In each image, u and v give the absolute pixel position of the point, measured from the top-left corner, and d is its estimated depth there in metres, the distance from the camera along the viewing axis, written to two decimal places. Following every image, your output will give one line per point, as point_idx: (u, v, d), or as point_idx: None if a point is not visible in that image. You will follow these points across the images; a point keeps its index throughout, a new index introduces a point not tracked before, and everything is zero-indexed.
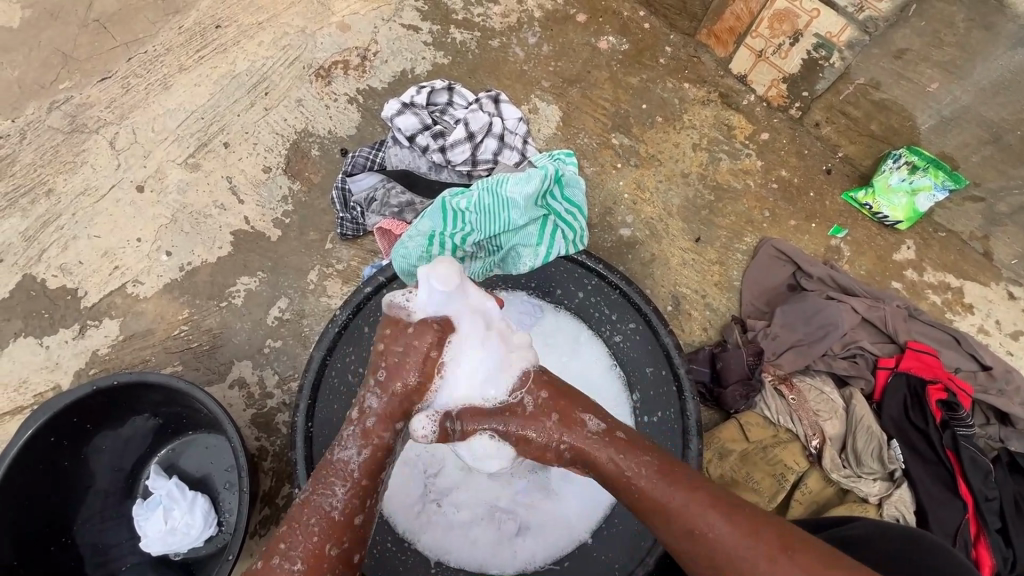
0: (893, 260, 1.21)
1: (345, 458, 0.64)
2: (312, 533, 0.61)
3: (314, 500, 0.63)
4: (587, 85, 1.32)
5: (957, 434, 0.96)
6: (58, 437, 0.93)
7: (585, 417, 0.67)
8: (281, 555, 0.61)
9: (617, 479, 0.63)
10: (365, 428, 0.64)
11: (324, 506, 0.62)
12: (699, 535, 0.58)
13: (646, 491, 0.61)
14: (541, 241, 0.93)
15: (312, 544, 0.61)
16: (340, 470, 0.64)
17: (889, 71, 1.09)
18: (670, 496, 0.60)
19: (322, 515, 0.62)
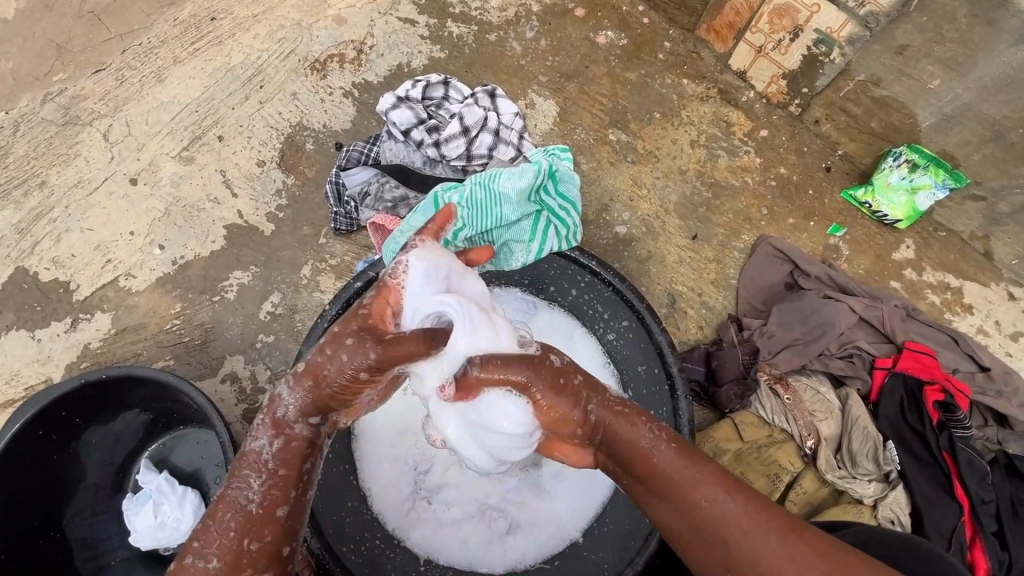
0: (892, 259, 1.20)
1: (257, 449, 0.61)
2: (227, 532, 0.58)
3: (229, 495, 0.60)
4: (585, 81, 1.31)
5: (954, 436, 0.95)
6: (47, 431, 0.93)
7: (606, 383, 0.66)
8: (195, 554, 0.58)
9: (627, 449, 0.62)
10: (276, 423, 0.61)
11: (237, 500, 0.59)
12: (706, 517, 0.57)
13: (655, 468, 0.60)
14: (534, 237, 0.91)
15: (227, 540, 0.58)
16: (252, 463, 0.61)
17: (890, 67, 1.08)
18: (683, 470, 0.59)
19: (236, 510, 0.59)
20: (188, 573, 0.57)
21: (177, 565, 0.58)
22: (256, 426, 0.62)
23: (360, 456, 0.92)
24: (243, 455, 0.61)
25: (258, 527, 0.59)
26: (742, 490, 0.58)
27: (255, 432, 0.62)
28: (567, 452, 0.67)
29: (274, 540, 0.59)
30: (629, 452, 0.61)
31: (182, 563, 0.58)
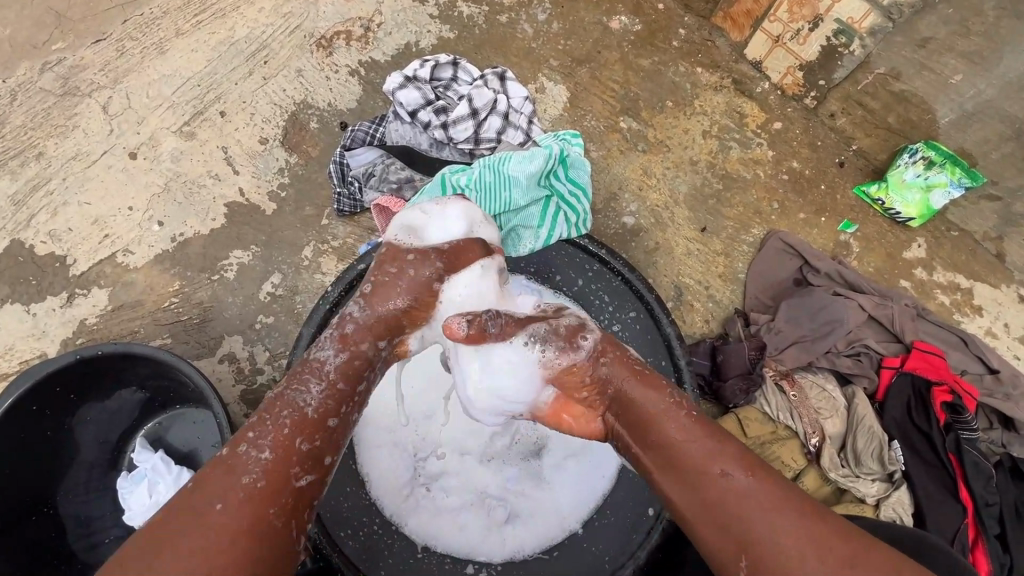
0: (903, 258, 1.18)
1: (322, 359, 0.66)
2: (279, 428, 0.61)
3: (288, 395, 0.63)
4: (596, 66, 1.28)
5: (961, 437, 0.93)
6: (41, 406, 0.91)
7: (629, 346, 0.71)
8: (248, 443, 0.60)
9: (641, 417, 0.65)
10: (342, 335, 0.67)
11: (295, 400, 0.63)
12: (719, 497, 0.58)
13: (680, 427, 0.63)
14: (542, 223, 0.90)
15: (283, 435, 0.61)
16: (314, 370, 0.65)
17: (912, 60, 1.05)
18: (695, 444, 0.62)
19: (294, 409, 0.62)
20: (242, 461, 0.59)
21: (231, 453, 0.60)
22: (324, 338, 0.68)
23: (359, 440, 0.91)
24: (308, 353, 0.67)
25: (309, 430, 0.62)
26: (764, 468, 0.60)
27: (323, 344, 0.67)
28: (574, 418, 0.71)
29: (323, 445, 0.62)
30: (655, 409, 0.65)
31: (234, 451, 0.60)
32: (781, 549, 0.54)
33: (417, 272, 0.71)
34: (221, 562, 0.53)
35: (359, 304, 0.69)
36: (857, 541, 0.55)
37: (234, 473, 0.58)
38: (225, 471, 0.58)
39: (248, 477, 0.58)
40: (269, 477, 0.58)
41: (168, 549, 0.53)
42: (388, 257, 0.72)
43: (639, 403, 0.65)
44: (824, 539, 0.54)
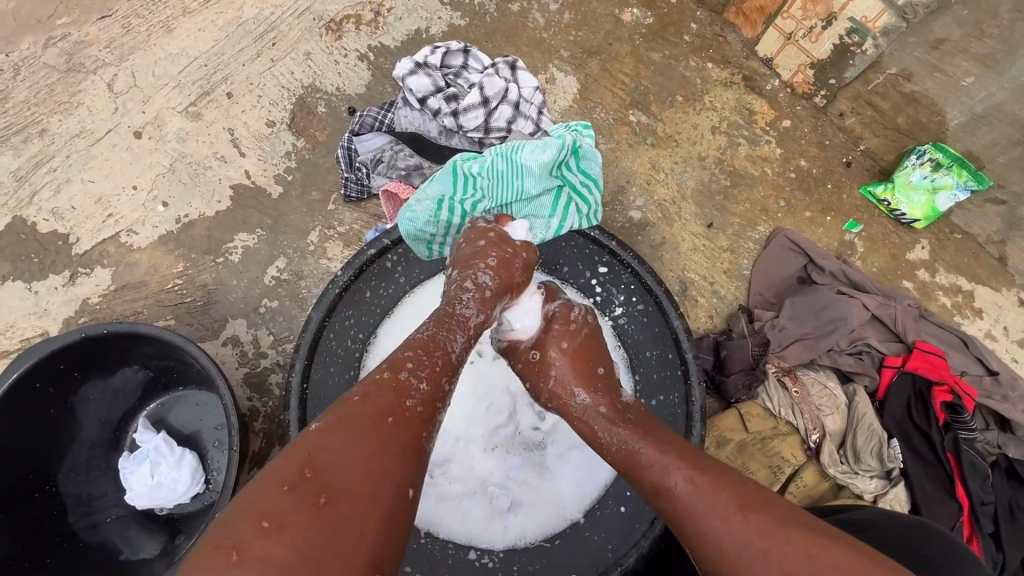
0: (906, 259, 1.19)
1: (467, 315, 0.70)
2: (434, 365, 0.63)
3: (441, 338, 0.65)
4: (607, 58, 1.28)
5: (959, 437, 0.94)
6: (45, 383, 0.91)
7: (576, 392, 0.74)
8: (408, 371, 0.60)
9: (596, 439, 0.69)
10: (483, 298, 0.72)
11: (446, 343, 0.66)
12: (665, 504, 0.59)
13: (626, 445, 0.65)
14: (553, 213, 0.88)
15: (436, 370, 0.62)
16: (463, 324, 0.69)
17: (924, 61, 1.05)
18: (638, 457, 0.63)
19: (445, 351, 0.65)
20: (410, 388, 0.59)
21: (392, 375, 0.59)
22: (464, 295, 0.71)
23: None
24: (450, 308, 0.71)
25: (453, 372, 0.64)
26: (707, 471, 0.59)
27: (466, 303, 0.71)
28: None
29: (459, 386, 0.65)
30: (604, 431, 0.69)
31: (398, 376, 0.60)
32: (723, 552, 0.53)
33: (526, 257, 0.79)
34: (393, 467, 0.53)
35: (490, 275, 0.74)
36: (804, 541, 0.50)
37: (403, 394, 0.58)
38: (393, 392, 0.58)
39: (414, 399, 0.59)
40: (430, 401, 0.60)
41: (343, 437, 0.53)
42: (498, 241, 0.78)
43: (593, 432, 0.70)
44: (765, 539, 0.51)
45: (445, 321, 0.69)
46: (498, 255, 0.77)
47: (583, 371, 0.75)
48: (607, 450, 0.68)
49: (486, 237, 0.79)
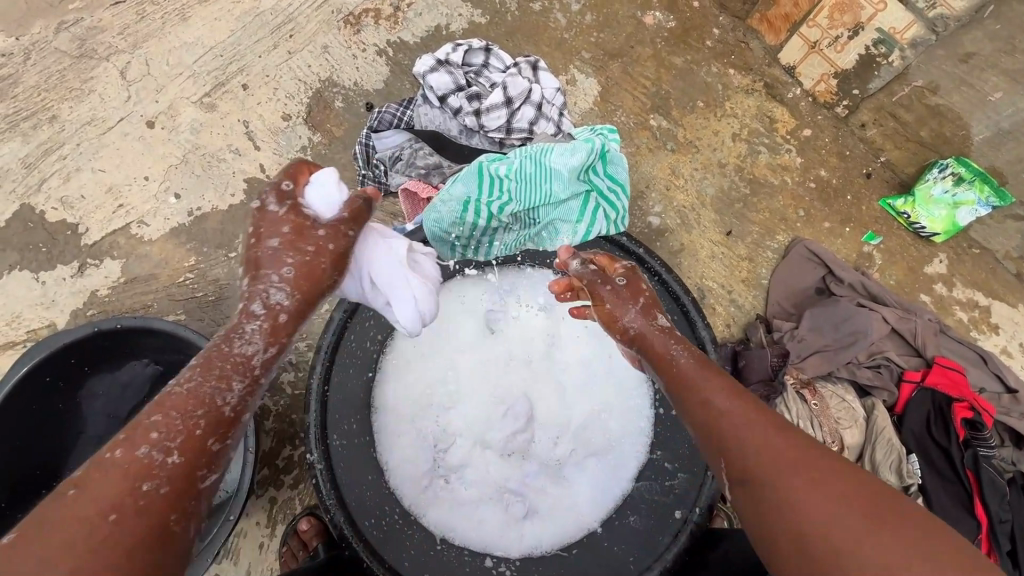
0: (924, 272, 1.19)
1: (248, 353, 0.63)
2: (194, 427, 0.58)
3: (207, 389, 0.60)
4: (629, 61, 1.26)
5: (979, 454, 0.93)
6: (54, 377, 0.89)
7: (659, 318, 0.72)
8: (144, 446, 0.55)
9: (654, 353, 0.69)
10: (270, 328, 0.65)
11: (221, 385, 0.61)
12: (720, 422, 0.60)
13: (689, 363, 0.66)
14: (581, 219, 0.89)
15: (191, 435, 0.58)
16: (241, 367, 0.63)
17: (951, 74, 1.04)
18: (700, 376, 0.64)
19: (211, 408, 0.59)
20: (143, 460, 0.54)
21: (127, 451, 0.55)
22: (247, 326, 0.64)
23: (379, 428, 0.90)
24: (229, 338, 0.64)
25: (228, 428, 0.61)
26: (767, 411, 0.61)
27: (251, 338, 0.64)
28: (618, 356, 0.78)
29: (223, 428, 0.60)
30: (664, 345, 0.69)
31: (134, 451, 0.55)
32: (775, 470, 0.55)
33: (336, 247, 0.69)
34: None
35: (286, 292, 0.66)
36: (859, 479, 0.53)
37: (143, 474, 0.54)
38: (122, 473, 0.53)
39: (154, 486, 0.54)
40: (179, 475, 0.56)
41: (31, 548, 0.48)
42: (297, 236, 0.67)
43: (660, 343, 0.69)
44: (822, 467, 0.54)
45: (211, 365, 0.62)
46: (296, 262, 0.67)
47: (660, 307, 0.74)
48: (667, 363, 0.67)
49: (283, 234, 0.67)
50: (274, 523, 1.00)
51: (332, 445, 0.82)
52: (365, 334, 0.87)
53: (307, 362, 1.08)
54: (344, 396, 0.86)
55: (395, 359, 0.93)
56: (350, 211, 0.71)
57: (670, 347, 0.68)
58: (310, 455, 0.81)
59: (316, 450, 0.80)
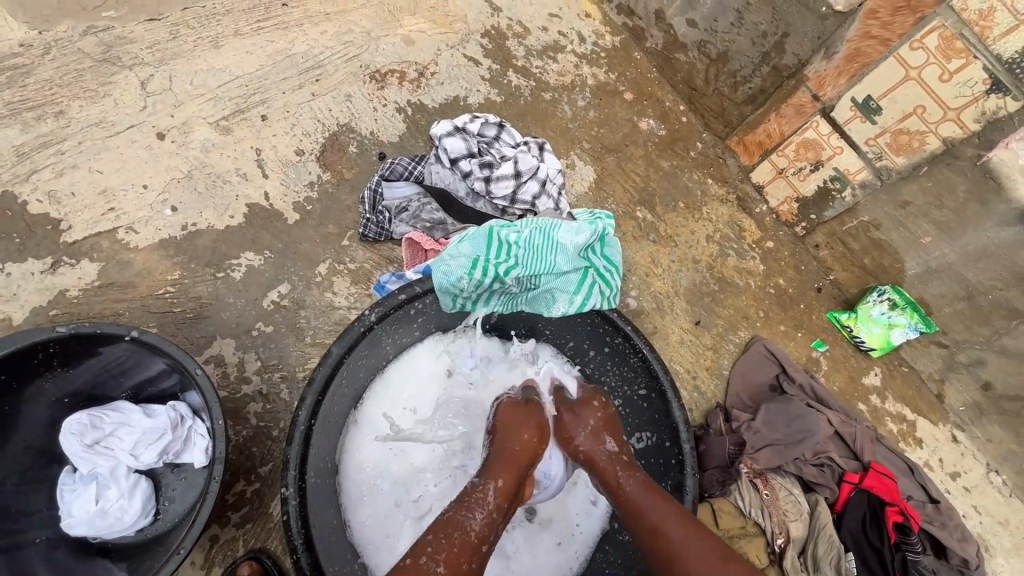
0: (861, 383, 1.32)
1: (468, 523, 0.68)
2: (451, 545, 0.64)
3: (457, 518, 0.68)
4: (623, 157, 1.40)
5: (907, 558, 1.01)
6: (10, 377, 0.83)
7: (607, 440, 0.81)
8: (427, 556, 0.62)
9: (597, 460, 0.79)
10: (490, 519, 0.69)
11: (461, 525, 0.67)
12: (632, 504, 0.71)
13: (626, 468, 0.76)
14: (578, 291, 0.92)
15: (453, 553, 0.64)
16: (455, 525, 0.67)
17: (891, 216, 1.20)
18: (632, 479, 0.74)
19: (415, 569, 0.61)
20: None
21: None
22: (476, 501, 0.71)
23: (344, 493, 0.86)
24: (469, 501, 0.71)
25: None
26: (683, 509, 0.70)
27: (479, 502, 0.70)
28: (580, 439, 0.82)
29: (479, 569, 0.64)
30: (620, 447, 0.80)
31: None
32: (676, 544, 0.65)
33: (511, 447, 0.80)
34: None
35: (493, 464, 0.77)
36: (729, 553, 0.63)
37: None
38: None
39: None
40: None
41: None
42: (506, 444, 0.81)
43: (610, 454, 0.79)
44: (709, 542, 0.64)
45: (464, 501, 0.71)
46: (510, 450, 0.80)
47: (620, 436, 0.83)
48: (609, 472, 0.77)
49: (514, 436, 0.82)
50: (212, 564, 0.95)
51: (309, 484, 0.76)
52: (355, 373, 0.85)
53: (278, 394, 1.06)
54: (324, 436, 0.81)
55: (359, 427, 0.90)
56: (176, 435, 0.92)
57: (606, 449, 0.80)
58: (282, 489, 0.72)
59: (292, 488, 0.72)
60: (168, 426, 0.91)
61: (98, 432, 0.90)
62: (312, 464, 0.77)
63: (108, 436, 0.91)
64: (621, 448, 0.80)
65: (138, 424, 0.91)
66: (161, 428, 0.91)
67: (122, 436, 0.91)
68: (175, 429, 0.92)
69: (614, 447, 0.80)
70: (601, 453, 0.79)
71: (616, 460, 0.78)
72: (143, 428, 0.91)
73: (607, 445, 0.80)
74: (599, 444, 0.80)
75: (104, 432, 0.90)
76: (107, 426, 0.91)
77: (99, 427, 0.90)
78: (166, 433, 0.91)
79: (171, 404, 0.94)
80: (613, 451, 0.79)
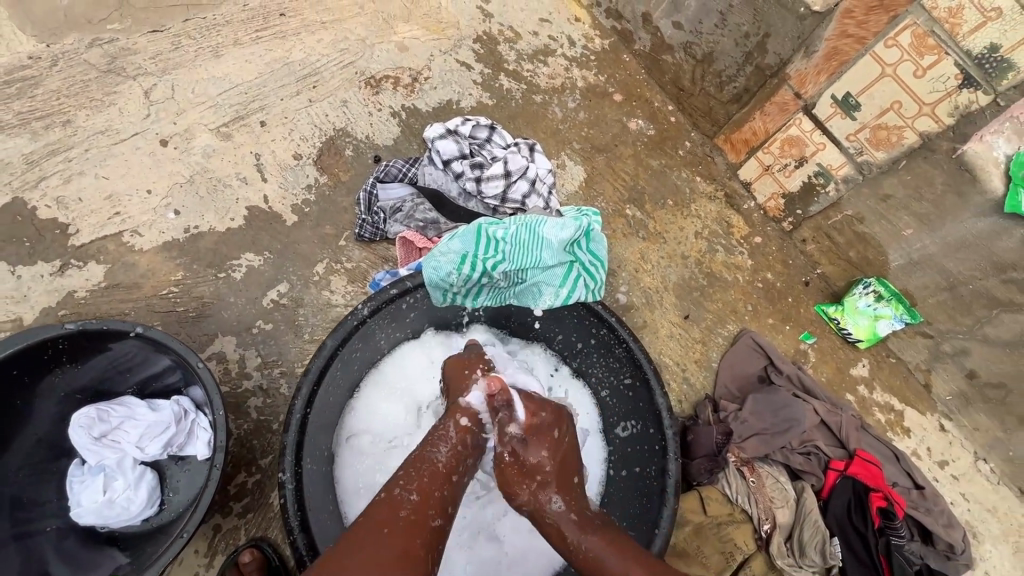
0: (849, 374, 1.34)
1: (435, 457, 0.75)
2: (421, 476, 0.72)
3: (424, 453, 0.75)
4: (612, 157, 1.44)
5: (890, 542, 1.04)
6: (21, 372, 0.87)
7: (553, 495, 0.76)
8: (400, 487, 0.70)
9: (549, 518, 0.74)
10: (454, 451, 0.77)
11: (428, 459, 0.75)
12: (594, 564, 0.68)
13: (578, 524, 0.72)
14: (563, 284, 0.96)
15: (424, 483, 0.71)
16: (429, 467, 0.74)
17: (873, 210, 1.23)
18: (588, 536, 0.70)
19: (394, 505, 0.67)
20: None
21: None
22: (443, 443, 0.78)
23: (340, 481, 0.89)
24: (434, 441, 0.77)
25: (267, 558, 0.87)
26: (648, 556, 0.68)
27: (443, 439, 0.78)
28: (525, 497, 0.76)
29: (449, 496, 0.72)
30: (567, 501, 0.75)
31: None
32: None
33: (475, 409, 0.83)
34: None
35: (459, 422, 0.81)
36: None
37: (394, 508, 0.67)
38: None
39: (404, 510, 0.67)
40: None
41: None
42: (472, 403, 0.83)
43: (558, 512, 0.74)
44: None
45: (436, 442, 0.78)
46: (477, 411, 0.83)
47: (564, 484, 0.78)
48: (562, 531, 0.72)
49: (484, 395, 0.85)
50: (215, 552, 0.98)
51: (305, 469, 0.80)
52: (350, 365, 0.89)
53: (278, 389, 1.09)
54: (320, 425, 0.84)
55: (356, 417, 0.94)
56: (180, 428, 0.96)
57: (556, 506, 0.74)
58: (280, 474, 0.76)
59: (289, 473, 0.76)
60: (173, 420, 0.95)
61: (104, 426, 0.94)
62: (308, 452, 0.81)
63: (114, 429, 0.94)
64: (570, 497, 0.76)
65: (143, 418, 0.95)
66: (166, 422, 0.95)
67: (128, 429, 0.94)
68: (179, 422, 0.96)
69: (562, 499, 0.75)
70: (551, 509, 0.74)
71: (566, 518, 0.73)
72: (149, 422, 0.94)
73: (555, 500, 0.75)
74: (548, 500, 0.75)
75: (111, 425, 0.94)
76: (113, 420, 0.94)
77: (105, 421, 0.94)
78: (170, 426, 0.95)
79: (175, 398, 0.98)
80: (560, 507, 0.74)
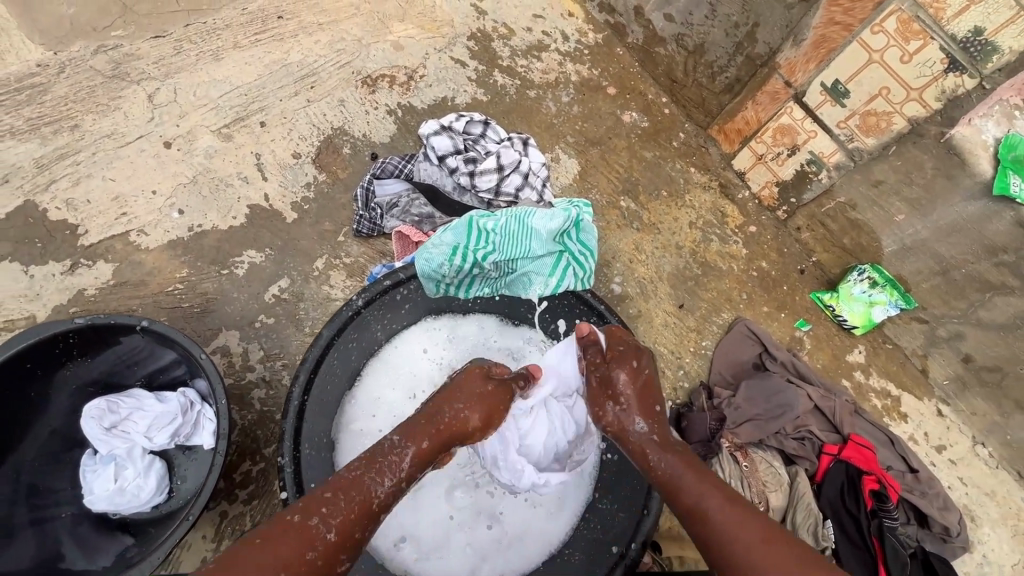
0: (845, 360, 1.35)
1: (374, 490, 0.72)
2: (347, 510, 0.69)
3: (364, 480, 0.72)
4: (606, 149, 1.45)
5: (884, 524, 1.04)
6: (34, 366, 0.91)
7: (636, 419, 0.83)
8: (321, 519, 0.67)
9: (630, 439, 0.82)
10: (398, 486, 0.74)
11: (367, 490, 0.72)
12: (670, 482, 0.75)
13: (659, 445, 0.80)
14: (552, 273, 1.00)
15: (348, 517, 0.69)
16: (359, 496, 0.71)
17: (865, 196, 1.24)
18: (668, 458, 0.78)
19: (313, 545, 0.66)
20: None
21: None
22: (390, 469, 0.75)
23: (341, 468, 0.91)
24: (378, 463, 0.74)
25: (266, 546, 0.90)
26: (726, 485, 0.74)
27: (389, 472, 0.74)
28: (608, 418, 0.85)
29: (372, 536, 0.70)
30: (650, 425, 0.82)
31: None
32: (720, 525, 0.69)
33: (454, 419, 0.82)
34: None
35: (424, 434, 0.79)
36: (776, 531, 0.68)
37: (304, 545, 0.65)
38: None
39: (312, 552, 0.65)
40: None
41: None
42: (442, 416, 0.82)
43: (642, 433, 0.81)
44: (753, 523, 0.68)
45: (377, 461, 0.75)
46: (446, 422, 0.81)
47: (652, 409, 0.84)
48: (643, 451, 0.80)
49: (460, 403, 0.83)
50: (222, 537, 1.02)
51: (303, 454, 0.85)
52: (348, 356, 0.93)
53: (280, 381, 1.13)
54: (319, 412, 0.89)
55: (357, 405, 0.95)
56: (186, 419, 0.99)
57: (636, 429, 0.82)
58: (279, 458, 0.82)
59: (287, 456, 0.82)
60: (180, 410, 0.99)
61: (113, 416, 0.97)
62: (306, 437, 0.86)
63: (123, 419, 0.98)
64: (652, 425, 0.82)
65: (150, 408, 0.98)
66: (173, 412, 0.98)
67: (136, 418, 0.98)
68: (185, 413, 0.99)
69: (643, 424, 0.82)
70: (630, 433, 0.82)
71: (649, 442, 0.80)
72: (155, 412, 0.98)
73: (637, 425, 0.82)
74: (631, 423, 0.83)
75: (119, 415, 0.98)
76: (122, 411, 0.98)
77: (115, 411, 0.98)
78: (177, 416, 0.98)
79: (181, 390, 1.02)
80: (641, 429, 0.82)
